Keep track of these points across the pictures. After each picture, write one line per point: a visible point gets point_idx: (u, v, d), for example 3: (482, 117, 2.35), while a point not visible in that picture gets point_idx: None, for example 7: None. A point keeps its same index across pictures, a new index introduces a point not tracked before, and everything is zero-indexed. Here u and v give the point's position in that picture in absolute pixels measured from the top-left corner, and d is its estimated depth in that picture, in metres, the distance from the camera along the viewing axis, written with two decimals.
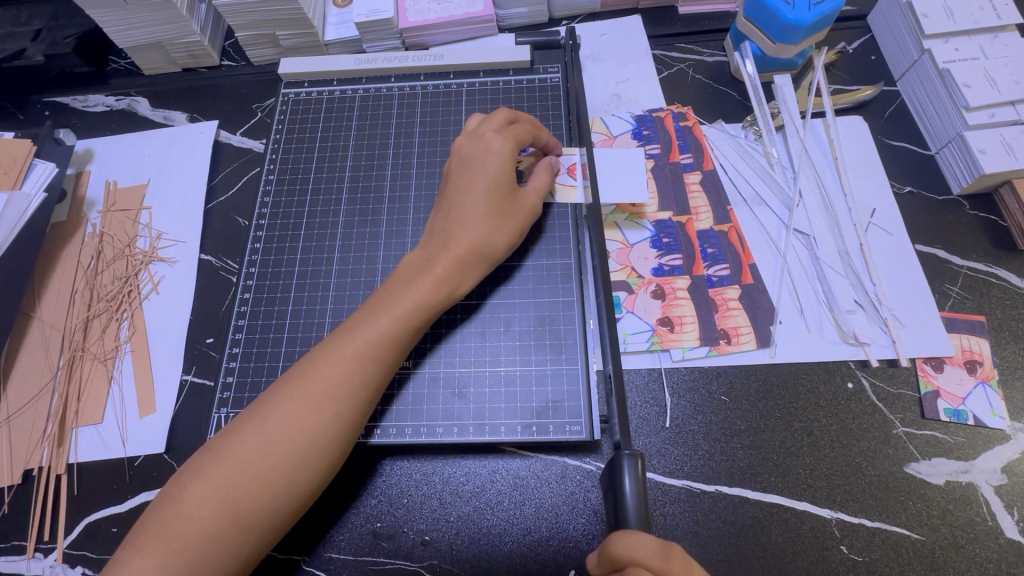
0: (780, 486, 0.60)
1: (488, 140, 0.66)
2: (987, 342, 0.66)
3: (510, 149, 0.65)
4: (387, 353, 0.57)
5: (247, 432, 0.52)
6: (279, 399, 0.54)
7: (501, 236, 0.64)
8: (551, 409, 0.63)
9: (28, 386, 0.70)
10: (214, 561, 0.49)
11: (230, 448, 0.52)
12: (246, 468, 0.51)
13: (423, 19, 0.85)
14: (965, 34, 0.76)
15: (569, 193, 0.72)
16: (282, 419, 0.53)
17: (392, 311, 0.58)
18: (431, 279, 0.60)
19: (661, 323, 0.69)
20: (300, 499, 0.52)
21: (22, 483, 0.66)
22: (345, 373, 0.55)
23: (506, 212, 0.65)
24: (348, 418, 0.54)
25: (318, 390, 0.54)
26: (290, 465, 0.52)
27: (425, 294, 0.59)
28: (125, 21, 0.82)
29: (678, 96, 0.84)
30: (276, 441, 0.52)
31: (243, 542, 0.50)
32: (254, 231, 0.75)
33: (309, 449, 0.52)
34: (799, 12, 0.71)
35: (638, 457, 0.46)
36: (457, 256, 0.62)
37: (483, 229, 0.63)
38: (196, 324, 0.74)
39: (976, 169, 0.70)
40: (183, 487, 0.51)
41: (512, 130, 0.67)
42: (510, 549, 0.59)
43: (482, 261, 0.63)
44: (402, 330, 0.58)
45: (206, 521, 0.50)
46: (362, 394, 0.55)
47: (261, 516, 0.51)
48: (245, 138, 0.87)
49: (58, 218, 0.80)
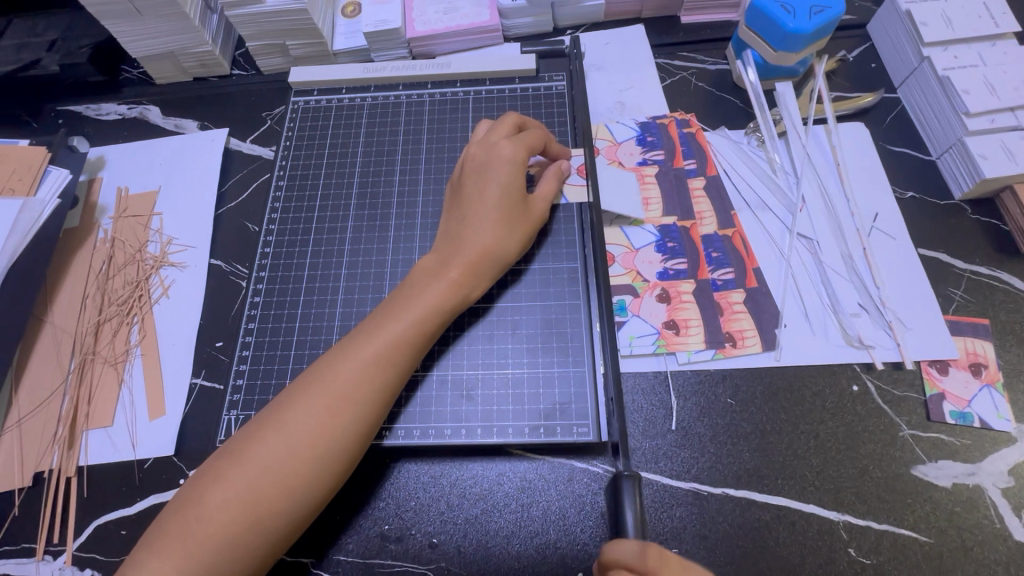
0: (787, 489, 0.60)
1: (500, 148, 0.66)
2: (992, 345, 0.66)
3: (521, 156, 0.66)
4: (403, 355, 0.57)
5: (267, 434, 0.53)
6: (297, 402, 0.54)
7: (512, 241, 0.65)
8: (558, 411, 0.63)
9: (38, 389, 0.71)
10: (230, 565, 0.50)
11: (250, 452, 0.52)
12: (265, 470, 0.51)
13: (430, 28, 0.87)
14: (964, 42, 0.77)
15: (579, 193, 0.74)
16: (301, 422, 0.53)
17: (409, 315, 0.59)
18: (445, 283, 0.61)
19: (666, 326, 0.69)
20: (316, 501, 0.53)
21: (32, 486, 0.67)
22: (363, 376, 0.55)
23: (518, 219, 0.66)
24: (367, 419, 0.55)
25: (336, 393, 0.54)
26: (310, 465, 0.52)
27: (438, 296, 0.60)
28: (138, 32, 0.83)
29: (682, 103, 0.85)
30: (295, 444, 0.52)
31: (260, 545, 0.51)
32: (264, 237, 0.76)
33: (328, 451, 0.53)
34: (800, 21, 0.73)
35: (636, 478, 0.52)
36: (471, 261, 0.62)
37: (495, 234, 0.64)
38: (206, 328, 0.74)
39: (977, 174, 0.71)
40: (201, 490, 0.51)
41: (523, 139, 0.68)
42: (518, 552, 0.60)
43: (494, 268, 0.64)
44: (418, 332, 0.59)
45: (224, 524, 0.50)
46: (380, 396, 0.56)
47: (279, 518, 0.51)
48: (255, 144, 0.88)
49: (71, 224, 0.81)
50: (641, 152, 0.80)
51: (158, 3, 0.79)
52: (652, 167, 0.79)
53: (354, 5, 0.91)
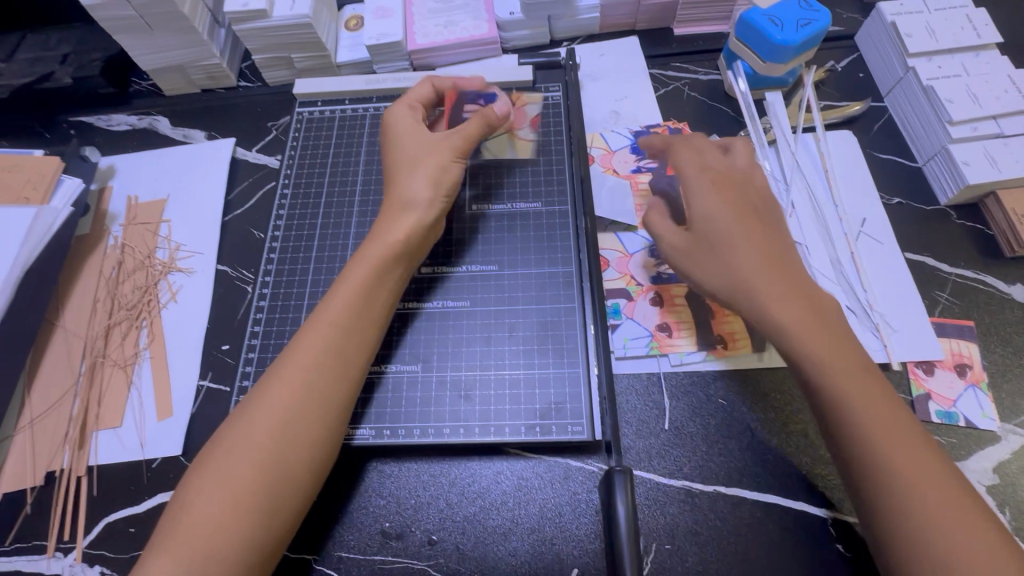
0: (775, 486, 0.62)
1: (394, 117, 0.72)
2: (976, 346, 0.68)
3: (403, 110, 0.72)
4: (348, 321, 0.60)
5: (235, 420, 0.56)
6: (260, 386, 0.57)
7: (418, 180, 0.66)
8: (554, 410, 0.65)
9: (50, 391, 0.73)
10: (224, 552, 0.50)
11: (224, 440, 0.55)
12: (236, 451, 0.54)
13: (430, 41, 0.90)
14: (948, 53, 0.79)
15: (524, 146, 0.81)
16: (269, 407, 0.55)
17: (348, 283, 0.62)
18: (380, 248, 0.64)
19: (659, 328, 0.71)
20: (292, 474, 0.54)
21: (44, 485, 0.69)
22: (320, 351, 0.58)
23: (419, 160, 0.68)
24: (322, 384, 0.57)
25: (289, 365, 0.57)
26: (276, 438, 0.54)
27: (373, 261, 0.63)
28: (149, 45, 0.86)
29: (674, 113, 0.88)
30: (259, 420, 0.55)
31: (251, 528, 0.52)
32: (270, 243, 0.79)
33: (290, 420, 0.55)
34: (787, 33, 0.76)
35: (628, 473, 0.56)
36: (390, 217, 0.66)
37: (413, 181, 0.67)
38: (213, 332, 0.77)
39: (961, 180, 0.73)
40: (189, 484, 0.54)
41: (407, 101, 0.73)
42: (515, 548, 0.61)
43: (414, 213, 0.66)
44: (358, 299, 0.61)
45: (217, 513, 0.51)
46: (328, 359, 0.58)
47: (262, 499, 0.52)
48: (261, 154, 0.91)
49: (82, 230, 0.84)
50: (636, 160, 0.82)
51: (168, 18, 0.82)
52: (646, 174, 0.81)
53: (357, 19, 0.94)
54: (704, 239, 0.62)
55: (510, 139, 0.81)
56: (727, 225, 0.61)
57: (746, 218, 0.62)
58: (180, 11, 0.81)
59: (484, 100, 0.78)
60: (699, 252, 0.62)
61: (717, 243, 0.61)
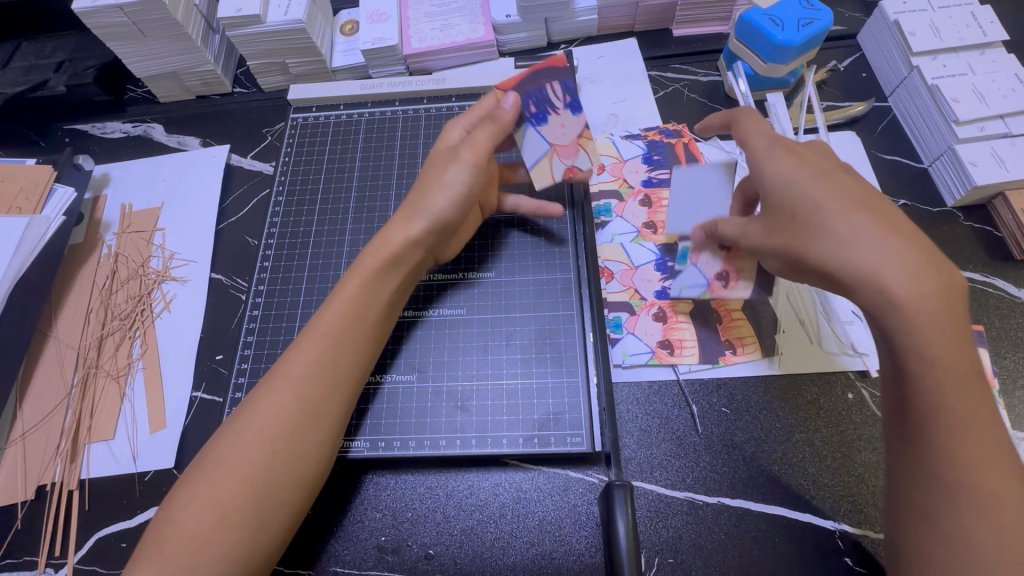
0: (781, 498, 0.60)
1: (445, 132, 0.69)
2: (987, 351, 0.66)
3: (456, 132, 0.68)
4: (342, 331, 0.59)
5: (225, 435, 0.54)
6: (251, 400, 0.56)
7: (421, 190, 0.65)
8: (552, 421, 0.64)
9: (42, 403, 0.72)
10: (209, 565, 0.49)
11: (211, 455, 0.54)
12: (222, 466, 0.52)
13: (426, 45, 0.89)
14: (953, 51, 0.78)
15: (543, 174, 0.69)
16: (259, 421, 0.54)
17: (344, 294, 0.61)
18: (373, 254, 0.62)
19: (661, 345, 0.69)
20: (281, 489, 0.53)
21: (35, 499, 0.67)
22: (313, 361, 0.57)
23: (430, 172, 0.66)
24: (314, 397, 0.56)
25: (280, 379, 0.56)
26: (264, 453, 0.53)
27: (370, 270, 0.61)
28: (142, 52, 0.85)
29: (674, 115, 0.87)
30: (247, 435, 0.53)
31: (235, 545, 0.50)
32: (264, 251, 0.78)
33: (277, 436, 0.53)
34: (789, 33, 0.74)
35: (627, 488, 0.54)
36: (388, 226, 0.64)
37: (420, 191, 0.65)
38: (207, 342, 0.76)
39: (968, 181, 0.71)
40: (174, 497, 0.53)
41: (469, 119, 0.68)
42: (513, 562, 0.60)
43: (407, 218, 0.63)
44: (353, 308, 0.60)
45: (203, 527, 0.50)
46: (321, 372, 0.57)
47: (248, 512, 0.51)
48: (256, 160, 0.90)
49: (75, 240, 0.83)
50: (647, 171, 0.81)
51: (161, 25, 0.81)
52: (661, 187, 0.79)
53: (352, 24, 0.93)
54: (784, 211, 0.54)
55: (547, 154, 0.69)
56: (810, 190, 0.52)
57: (834, 180, 0.52)
58: (173, 18, 0.80)
59: (568, 100, 0.68)
60: (777, 228, 0.55)
61: (797, 212, 0.52)
